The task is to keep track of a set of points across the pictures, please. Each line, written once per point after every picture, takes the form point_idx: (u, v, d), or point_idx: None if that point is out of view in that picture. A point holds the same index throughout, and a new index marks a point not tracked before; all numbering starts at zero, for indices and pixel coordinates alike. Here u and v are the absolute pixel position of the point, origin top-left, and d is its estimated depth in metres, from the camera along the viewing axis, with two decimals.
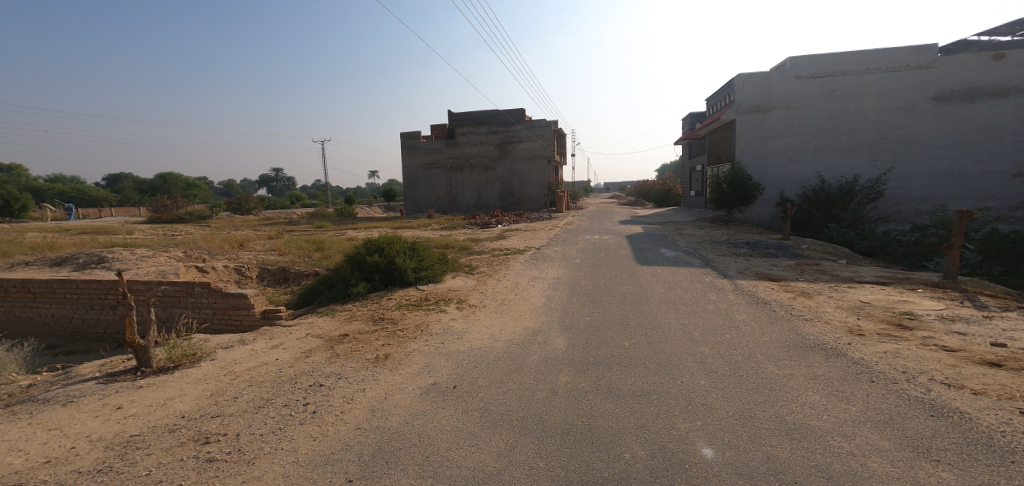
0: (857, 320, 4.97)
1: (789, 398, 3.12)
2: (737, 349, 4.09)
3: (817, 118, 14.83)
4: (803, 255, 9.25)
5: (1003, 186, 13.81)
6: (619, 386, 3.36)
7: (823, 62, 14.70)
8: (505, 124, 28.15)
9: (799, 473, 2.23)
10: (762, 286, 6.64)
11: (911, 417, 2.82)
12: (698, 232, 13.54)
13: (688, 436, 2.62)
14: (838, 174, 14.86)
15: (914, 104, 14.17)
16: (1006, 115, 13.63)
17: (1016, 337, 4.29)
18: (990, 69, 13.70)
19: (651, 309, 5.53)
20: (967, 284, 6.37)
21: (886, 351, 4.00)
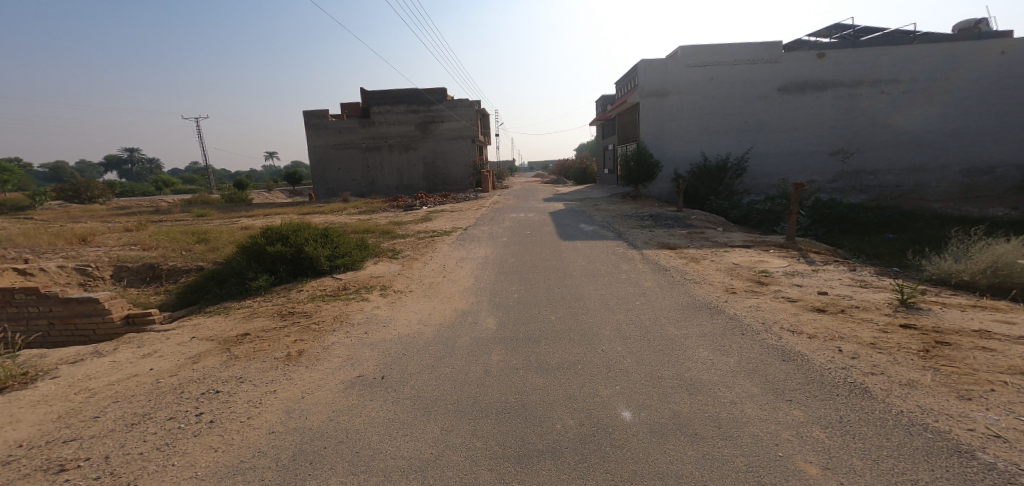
0: (731, 280, 5.80)
1: (686, 356, 3.57)
2: (644, 314, 4.54)
3: (701, 103, 16.63)
4: (693, 225, 10.45)
5: (824, 162, 16.56)
6: (547, 360, 3.53)
7: (704, 52, 16.39)
8: (425, 104, 26.89)
9: (699, 425, 2.60)
10: (660, 254, 7.40)
11: (770, 363, 3.41)
12: (612, 207, 14.49)
13: (610, 401, 2.88)
14: (717, 153, 16.86)
15: (767, 94, 16.49)
16: (826, 106, 16.38)
17: (835, 285, 5.43)
18: (816, 65, 16.29)
19: (570, 282, 5.86)
20: (804, 245, 7.76)
21: (751, 305, 4.77)
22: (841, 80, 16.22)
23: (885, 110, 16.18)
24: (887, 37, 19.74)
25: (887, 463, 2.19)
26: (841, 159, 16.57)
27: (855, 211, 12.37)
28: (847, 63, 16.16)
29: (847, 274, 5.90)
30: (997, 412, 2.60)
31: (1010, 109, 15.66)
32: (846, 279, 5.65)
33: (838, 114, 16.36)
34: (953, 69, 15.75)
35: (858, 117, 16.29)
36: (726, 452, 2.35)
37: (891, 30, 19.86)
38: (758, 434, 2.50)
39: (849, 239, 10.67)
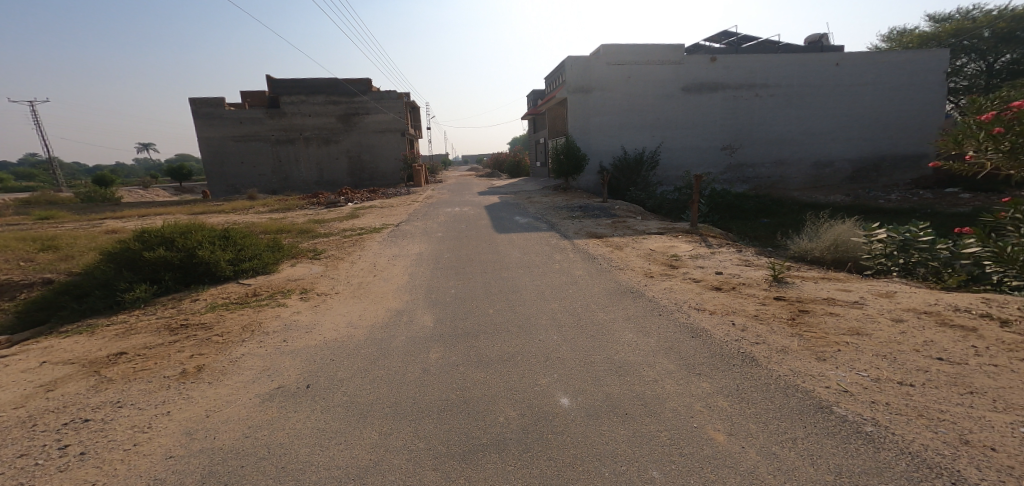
0: (648, 265, 6.26)
1: (612, 339, 3.78)
2: (574, 302, 4.72)
3: (620, 100, 17.76)
4: (616, 214, 11.06)
5: (717, 157, 18.74)
6: (486, 354, 3.51)
7: (622, 52, 17.51)
8: (347, 95, 24.93)
9: (628, 405, 2.78)
10: (586, 243, 7.74)
11: (682, 341, 3.76)
12: (549, 199, 14.70)
13: (549, 389, 2.96)
14: (634, 147, 18.08)
15: (674, 93, 18.00)
16: (717, 106, 18.28)
17: (728, 265, 6.14)
18: (710, 69, 18.00)
19: (504, 274, 5.87)
20: (704, 230, 8.63)
21: (665, 288, 5.20)
22: (728, 83, 18.16)
23: (762, 111, 18.44)
24: (763, 45, 22.35)
25: (773, 424, 2.54)
26: (728, 153, 18.73)
27: (738, 200, 14.05)
28: (735, 68, 18.10)
29: (736, 255, 6.70)
30: (848, 371, 3.15)
31: (849, 111, 18.61)
32: (735, 260, 6.42)
33: (728, 113, 18.35)
34: (813, 76, 18.32)
35: (743, 116, 18.40)
36: (651, 428, 2.54)
37: (765, 39, 22.56)
38: (677, 408, 2.74)
39: (737, 224, 12.09)
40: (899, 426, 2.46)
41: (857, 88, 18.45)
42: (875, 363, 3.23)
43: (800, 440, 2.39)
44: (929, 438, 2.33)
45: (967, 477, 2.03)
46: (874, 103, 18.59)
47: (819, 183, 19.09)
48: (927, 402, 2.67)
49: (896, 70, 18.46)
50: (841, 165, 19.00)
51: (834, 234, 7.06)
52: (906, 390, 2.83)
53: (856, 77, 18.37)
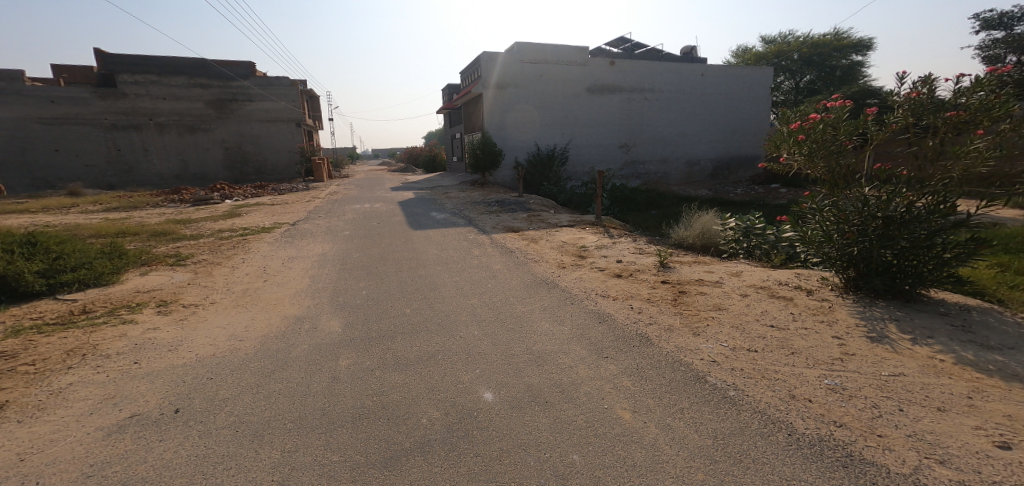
0: (561, 256, 6.52)
1: (527, 330, 3.88)
2: (491, 297, 4.73)
3: (532, 98, 18.28)
4: (531, 208, 11.34)
5: (617, 154, 20.08)
6: (403, 355, 3.35)
7: (533, 51, 18.00)
8: (219, 78, 22.05)
9: (546, 392, 2.88)
10: (503, 236, 7.83)
11: (592, 327, 3.99)
12: (462, 195, 14.51)
13: (471, 385, 2.93)
14: (547, 144, 18.75)
15: (580, 93, 18.94)
16: (617, 107, 19.63)
17: (628, 254, 6.67)
18: (610, 72, 19.23)
19: (421, 272, 5.66)
20: (607, 223, 9.24)
21: (576, 277, 5.47)
22: (625, 86, 19.64)
23: (651, 114, 20.32)
24: (652, 53, 24.47)
25: (666, 398, 2.84)
26: (625, 150, 20.20)
27: (632, 195, 15.35)
28: (633, 72, 19.65)
29: (633, 245, 7.30)
30: (715, 343, 3.66)
31: (713, 117, 21.47)
32: (633, 249, 7.00)
33: (624, 114, 19.84)
34: (687, 85, 20.72)
35: (636, 117, 20.08)
36: (568, 413, 2.66)
37: (654, 47, 24.74)
38: (590, 391, 2.91)
39: (633, 216, 13.15)
40: (757, 389, 2.92)
41: (720, 97, 21.37)
42: (733, 334, 3.80)
43: (686, 410, 2.70)
44: (779, 398, 2.80)
45: (794, 426, 2.52)
46: (731, 111, 21.71)
47: (690, 180, 21.69)
48: (768, 365, 3.24)
49: (746, 83, 21.69)
50: (705, 164, 21.82)
51: (701, 224, 7.99)
52: (753, 356, 3.39)
53: (717, 87, 21.26)
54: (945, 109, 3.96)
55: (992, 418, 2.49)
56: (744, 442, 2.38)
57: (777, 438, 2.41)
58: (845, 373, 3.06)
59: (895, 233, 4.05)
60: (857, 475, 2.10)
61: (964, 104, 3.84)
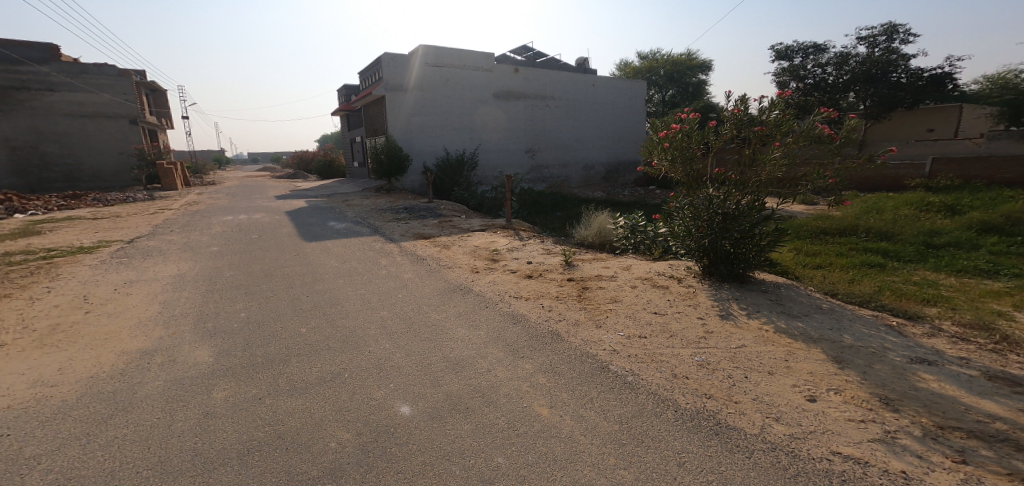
0: (474, 261, 6.53)
1: (442, 338, 3.80)
2: (402, 307, 4.55)
3: (438, 102, 18.03)
4: (442, 214, 11.16)
5: (523, 158, 20.66)
6: (300, 378, 3.06)
7: (438, 54, 17.80)
8: (3, 61, 18.40)
9: (466, 399, 2.85)
10: (414, 244, 7.61)
11: (507, 328, 4.06)
12: (364, 202, 13.75)
13: (386, 401, 2.79)
14: (456, 148, 18.59)
15: (487, 99, 19.16)
16: (522, 113, 20.25)
17: (538, 255, 6.90)
18: (514, 79, 19.78)
19: (321, 287, 5.24)
20: (517, 226, 9.46)
21: (490, 281, 5.52)
22: (529, 93, 20.33)
23: (552, 120, 21.31)
24: (551, 62, 25.63)
25: (577, 390, 3.00)
26: (531, 155, 20.87)
27: (539, 198, 15.97)
28: (535, 80, 20.42)
29: (543, 246, 7.57)
30: (614, 333, 3.98)
31: (604, 124, 23.23)
32: (543, 250, 7.26)
33: (528, 120, 20.51)
34: (581, 94, 22.13)
35: (539, 123, 20.89)
36: (490, 416, 2.66)
37: (552, 57, 25.94)
38: (509, 393, 2.94)
39: (541, 218, 13.66)
40: (651, 372, 3.24)
41: (608, 106, 23.21)
42: (627, 323, 4.17)
43: (595, 400, 2.88)
44: (667, 379, 3.15)
45: (679, 402, 2.85)
46: (619, 119, 23.71)
47: (587, 183, 23.21)
48: (657, 350, 3.61)
49: (629, 95, 23.84)
50: (600, 168, 23.49)
51: (597, 224, 8.55)
52: (644, 342, 3.77)
53: (607, 97, 23.07)
54: (752, 125, 4.77)
55: (802, 376, 3.16)
56: (643, 423, 2.61)
57: (666, 416, 2.70)
58: (708, 350, 3.58)
59: (729, 226, 4.98)
60: (726, 440, 2.44)
61: (766, 120, 4.63)
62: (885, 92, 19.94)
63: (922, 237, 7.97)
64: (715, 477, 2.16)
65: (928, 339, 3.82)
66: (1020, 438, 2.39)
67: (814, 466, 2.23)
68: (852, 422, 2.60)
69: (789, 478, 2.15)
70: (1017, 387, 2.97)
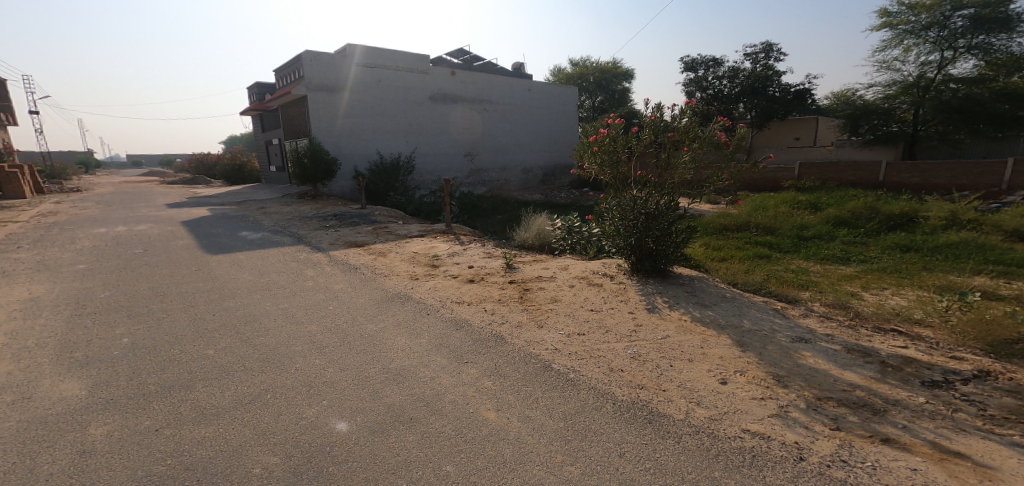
0: (413, 267, 6.36)
1: (383, 349, 3.66)
2: (337, 320, 4.31)
3: (369, 103, 17.35)
4: (377, 221, 10.74)
5: (462, 162, 20.49)
6: (210, 404, 2.79)
7: (369, 55, 17.21)
8: None
9: (410, 409, 2.76)
10: (348, 253, 7.27)
11: (449, 334, 4.00)
12: (281, 209, 12.87)
13: (319, 418, 2.63)
14: (389, 151, 18.00)
15: (423, 102, 18.82)
16: (460, 116, 20.15)
17: (479, 259, 6.87)
18: (451, 81, 19.63)
19: (230, 304, 4.80)
20: (457, 230, 9.35)
21: (432, 287, 5.41)
22: (466, 97, 20.28)
23: (490, 124, 21.40)
24: (488, 66, 25.70)
25: (523, 390, 3.03)
26: (470, 158, 20.78)
27: (478, 201, 15.85)
28: (471, 84, 20.42)
29: (484, 250, 7.55)
30: (555, 332, 4.07)
31: (540, 128, 23.74)
32: (484, 253, 7.25)
33: (465, 124, 20.41)
34: (517, 98, 22.44)
35: (476, 127, 20.87)
36: (436, 425, 2.60)
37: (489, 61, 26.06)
38: (455, 399, 2.90)
39: (482, 222, 13.64)
40: (590, 368, 3.36)
41: (544, 111, 23.75)
42: (567, 322, 4.28)
43: (540, 399, 2.92)
44: (605, 373, 3.28)
45: (616, 395, 2.97)
46: (554, 124, 24.38)
47: (526, 186, 23.54)
48: (595, 347, 3.74)
49: (563, 100, 24.58)
50: (537, 171, 23.93)
51: (537, 226, 8.71)
52: (583, 339, 3.89)
53: (542, 102, 23.60)
54: (667, 130, 5.03)
55: (715, 361, 3.46)
56: (586, 418, 2.69)
57: (605, 408, 2.81)
58: (641, 344, 3.78)
59: (651, 225, 5.33)
60: (658, 428, 2.59)
61: (677, 127, 4.96)
62: (765, 105, 23.19)
63: (793, 231, 9.22)
64: (652, 464, 2.27)
65: (802, 318, 4.42)
66: (875, 403, 2.85)
67: (731, 444, 2.43)
68: (755, 399, 2.90)
69: (712, 458, 2.31)
70: (868, 357, 3.53)
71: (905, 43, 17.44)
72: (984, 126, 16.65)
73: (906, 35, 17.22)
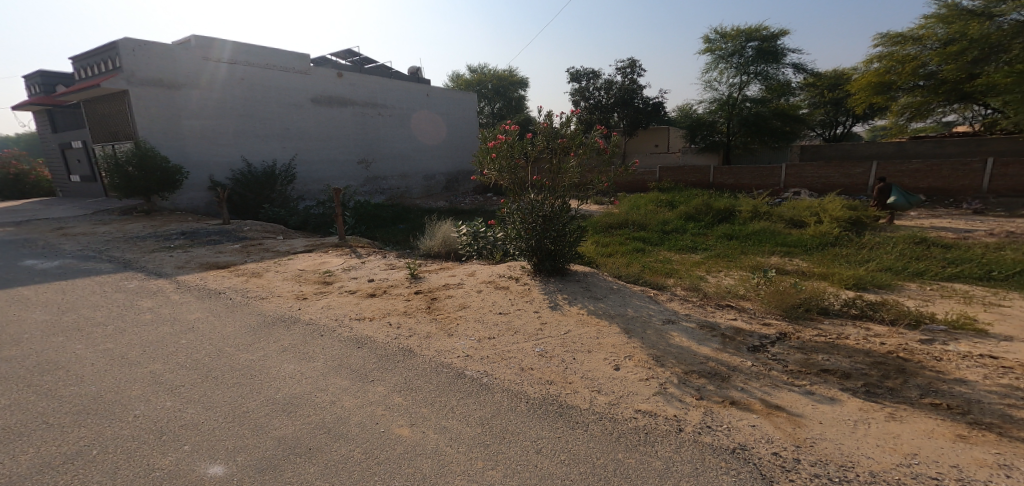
0: (300, 286, 5.85)
1: (269, 378, 3.30)
2: (200, 353, 3.75)
3: (228, 103, 15.08)
4: (246, 238, 9.64)
5: (354, 170, 19.39)
6: (11, 471, 2.24)
7: (228, 49, 15.15)
8: None
9: (308, 438, 2.54)
10: (211, 276, 6.39)
11: (349, 354, 3.75)
12: (91, 229, 10.51)
13: (185, 466, 2.29)
14: (259, 159, 15.89)
15: (302, 103, 17.27)
16: (348, 120, 18.96)
17: (378, 271, 6.57)
18: (337, 84, 18.43)
19: (15, 353, 3.79)
20: (353, 242, 8.88)
21: (324, 306, 5.03)
22: (354, 100, 19.19)
23: (385, 129, 20.57)
24: (382, 69, 24.71)
25: (435, 401, 2.96)
26: (364, 166, 19.77)
27: (376, 210, 15.13)
28: (359, 86, 19.33)
29: (384, 261, 7.24)
30: (466, 339, 4.05)
31: (440, 134, 23.48)
32: (384, 265, 6.96)
33: (355, 129, 19.32)
34: (415, 103, 21.95)
35: (369, 132, 19.87)
36: (343, 451, 2.42)
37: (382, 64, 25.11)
38: (362, 421, 2.73)
39: (381, 232, 13.08)
40: (502, 370, 3.41)
41: (443, 116, 23.60)
42: (477, 327, 4.30)
43: (456, 407, 2.88)
44: (517, 373, 3.36)
45: (528, 393, 3.06)
46: (454, 130, 24.39)
47: (428, 192, 23.11)
48: (504, 349, 3.82)
49: (460, 105, 24.61)
50: (440, 177, 23.64)
51: (442, 233, 8.60)
52: (493, 343, 3.94)
53: (441, 107, 23.39)
54: (557, 137, 5.34)
55: (610, 350, 3.75)
56: (502, 420, 2.72)
57: (517, 407, 2.88)
58: (548, 341, 3.94)
59: (547, 227, 5.58)
60: (568, 420, 2.72)
61: (566, 134, 5.29)
62: (633, 115, 26.03)
63: (658, 226, 10.39)
64: (565, 456, 2.37)
65: (670, 302, 5.02)
66: (723, 371, 3.35)
67: (628, 425, 2.65)
68: (641, 380, 3.22)
69: (614, 441, 2.49)
70: (713, 332, 4.14)
71: (720, 67, 21.87)
72: (770, 139, 21.80)
73: (720, 60, 21.60)
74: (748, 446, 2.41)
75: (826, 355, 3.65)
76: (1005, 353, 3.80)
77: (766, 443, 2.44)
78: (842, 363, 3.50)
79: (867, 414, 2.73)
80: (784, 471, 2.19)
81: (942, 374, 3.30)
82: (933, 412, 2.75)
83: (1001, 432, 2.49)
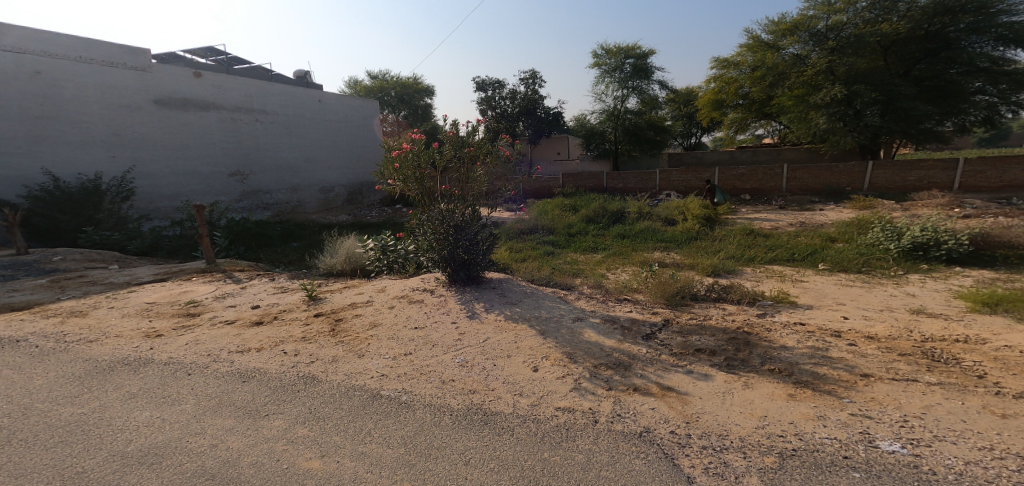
0: (149, 323, 5.04)
1: (114, 432, 2.76)
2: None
3: (18, 102, 12.05)
4: (57, 271, 8.15)
5: (224, 182, 16.84)
6: None
7: (19, 36, 12.14)
8: None
9: None
10: (2, 322, 5.17)
11: (232, 390, 3.32)
12: None
13: None
14: (74, 171, 12.95)
15: (141, 105, 14.42)
16: (211, 125, 16.36)
17: (262, 297, 5.95)
18: (194, 84, 15.84)
19: None
20: (226, 267, 7.97)
21: (188, 342, 4.38)
22: (220, 103, 16.70)
23: (264, 137, 18.35)
24: (254, 72, 22.50)
25: (348, 427, 2.74)
26: (239, 180, 17.39)
27: (261, 229, 13.65)
28: (224, 88, 16.84)
29: (271, 285, 6.59)
30: (380, 358, 3.83)
31: (335, 144, 21.95)
32: (270, 289, 6.33)
33: (224, 136, 16.84)
34: (306, 110, 20.42)
35: (242, 140, 17.43)
36: None
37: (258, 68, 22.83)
38: (257, 460, 2.41)
39: (268, 253, 11.87)
40: (423, 385, 3.27)
41: (338, 124, 22.05)
42: (391, 345, 4.08)
43: (373, 431, 2.69)
44: (438, 387, 3.24)
45: (451, 405, 2.97)
46: (354, 139, 22.94)
47: (326, 206, 21.52)
48: (420, 363, 3.68)
49: (357, 112, 23.11)
50: (340, 190, 22.29)
51: (345, 248, 8.11)
52: (410, 358, 3.77)
53: (337, 115, 21.91)
54: (465, 146, 5.34)
55: (528, 353, 3.79)
56: (426, 436, 2.60)
57: (439, 421, 2.78)
58: (467, 350, 3.88)
59: (459, 237, 5.48)
60: (493, 427, 2.69)
61: (473, 142, 5.31)
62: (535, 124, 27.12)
63: (564, 229, 10.92)
64: (494, 462, 2.33)
65: (577, 301, 5.24)
66: (626, 361, 3.58)
67: (550, 423, 2.70)
68: (560, 378, 3.31)
69: (537, 442, 2.51)
70: (614, 324, 4.42)
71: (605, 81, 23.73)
72: (647, 147, 24.55)
73: (605, 75, 23.42)
74: (651, 428, 2.58)
75: (698, 336, 4.10)
76: (812, 319, 4.62)
77: (663, 422, 2.64)
78: (708, 341, 3.93)
79: (730, 385, 3.09)
80: (681, 447, 2.37)
81: (772, 343, 3.86)
82: (771, 376, 3.20)
83: (815, 387, 2.99)
